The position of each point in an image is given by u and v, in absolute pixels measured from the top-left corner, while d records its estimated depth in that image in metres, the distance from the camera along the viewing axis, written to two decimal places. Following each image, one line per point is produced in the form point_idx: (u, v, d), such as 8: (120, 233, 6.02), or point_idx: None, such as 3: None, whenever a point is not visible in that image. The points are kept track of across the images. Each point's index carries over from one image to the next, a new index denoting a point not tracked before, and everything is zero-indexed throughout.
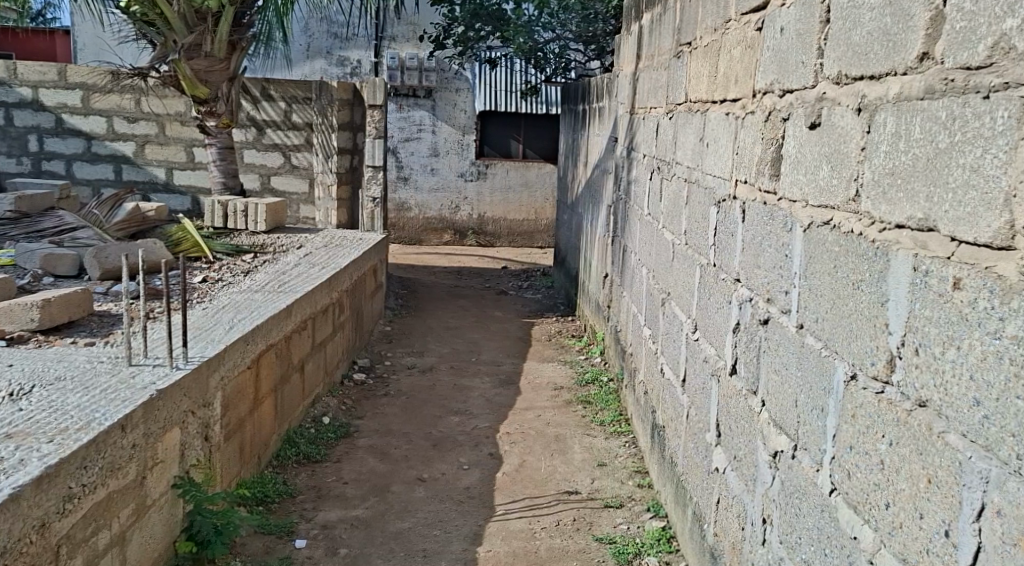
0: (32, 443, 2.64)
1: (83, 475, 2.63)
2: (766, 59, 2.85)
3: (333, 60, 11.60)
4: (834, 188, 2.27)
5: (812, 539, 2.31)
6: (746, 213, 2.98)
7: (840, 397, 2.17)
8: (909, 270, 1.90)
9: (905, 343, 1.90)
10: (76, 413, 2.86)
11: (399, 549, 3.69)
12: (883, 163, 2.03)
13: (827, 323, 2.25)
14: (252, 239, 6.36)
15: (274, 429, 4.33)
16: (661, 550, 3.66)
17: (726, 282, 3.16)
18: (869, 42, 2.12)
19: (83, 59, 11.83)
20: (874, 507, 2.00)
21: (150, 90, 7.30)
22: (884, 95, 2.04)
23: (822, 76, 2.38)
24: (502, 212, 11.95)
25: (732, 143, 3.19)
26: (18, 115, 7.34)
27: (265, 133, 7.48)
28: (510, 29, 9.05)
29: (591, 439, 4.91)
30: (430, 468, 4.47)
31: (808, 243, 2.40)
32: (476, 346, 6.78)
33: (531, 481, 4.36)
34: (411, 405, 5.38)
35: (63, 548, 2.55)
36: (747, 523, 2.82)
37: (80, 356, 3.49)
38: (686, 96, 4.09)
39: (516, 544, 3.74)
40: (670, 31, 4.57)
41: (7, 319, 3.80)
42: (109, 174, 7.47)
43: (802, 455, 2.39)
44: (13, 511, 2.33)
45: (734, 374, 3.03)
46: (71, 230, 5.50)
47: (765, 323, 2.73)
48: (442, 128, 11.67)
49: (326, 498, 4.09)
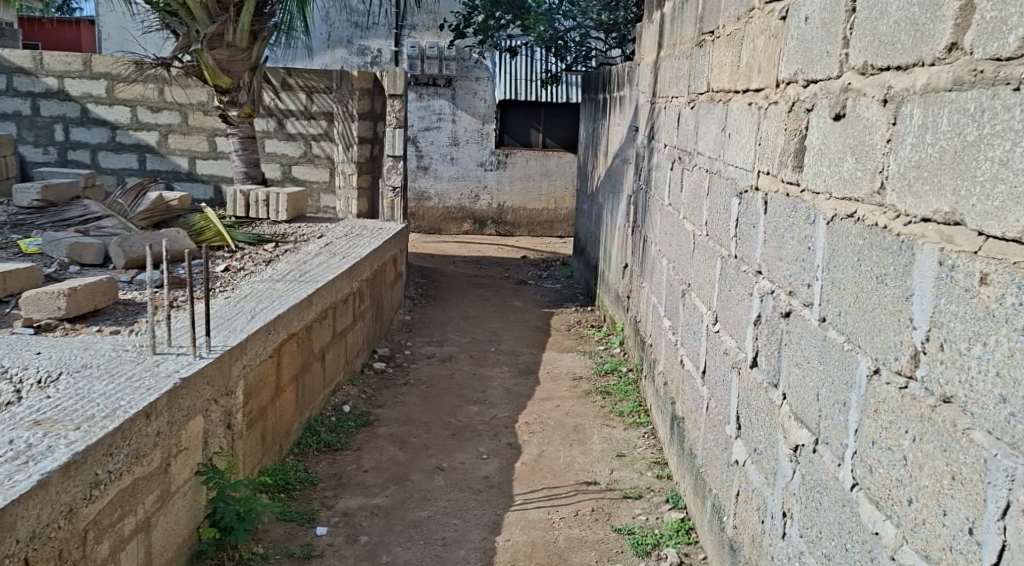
0: (60, 430, 2.67)
1: (110, 462, 2.66)
2: (789, 48, 2.83)
3: (353, 49, 11.65)
4: (858, 180, 2.25)
5: (833, 535, 2.31)
6: (768, 205, 2.97)
7: (863, 392, 2.16)
8: (935, 265, 1.89)
9: (930, 339, 1.89)
10: (103, 401, 2.88)
11: (419, 538, 3.71)
12: (910, 155, 2.02)
13: (850, 316, 2.25)
14: (274, 228, 6.39)
15: (295, 417, 4.35)
16: (680, 542, 3.67)
17: (748, 274, 3.15)
18: (895, 33, 2.10)
19: (107, 49, 11.93)
20: (897, 503, 2.00)
21: (174, 80, 7.32)
22: (911, 86, 2.03)
23: (847, 67, 2.37)
24: (521, 202, 11.93)
25: (754, 133, 3.17)
26: (44, 105, 7.42)
27: (287, 123, 7.53)
28: (530, 17, 9.05)
29: (609, 430, 4.91)
30: (450, 457, 4.49)
31: (831, 236, 2.40)
32: (495, 336, 6.79)
33: (550, 471, 4.37)
34: (430, 394, 5.40)
35: (90, 533, 2.59)
36: (767, 516, 2.82)
37: (105, 345, 3.51)
38: (707, 85, 4.09)
39: (534, 534, 3.75)
40: (691, 20, 4.57)
41: (34, 308, 3.84)
42: (133, 163, 7.50)
43: (823, 449, 2.38)
44: (42, 497, 2.36)
45: (755, 367, 3.03)
46: (96, 219, 5.54)
47: (786, 316, 2.73)
48: (462, 117, 11.68)
49: (346, 486, 4.11)
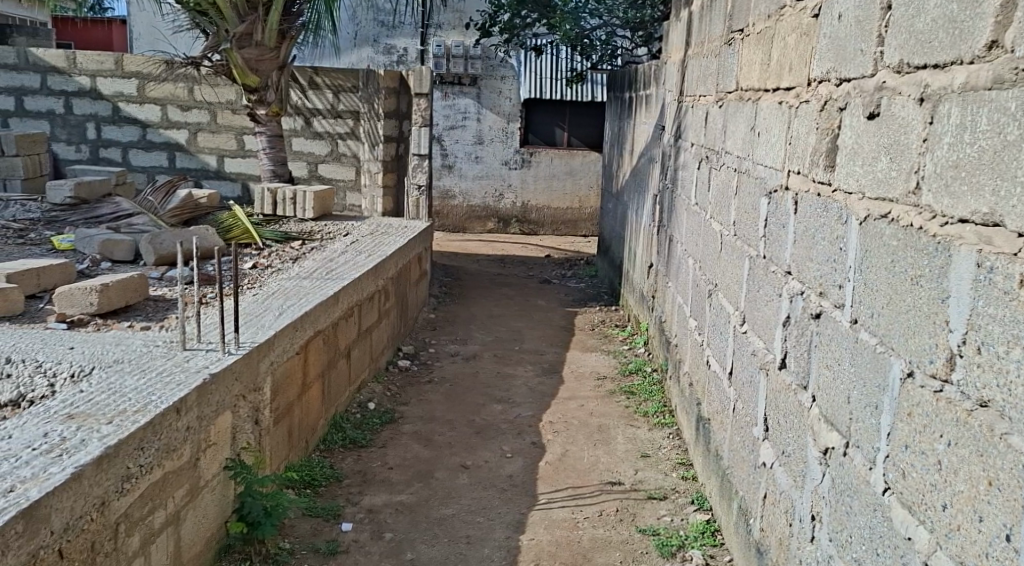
0: (93, 424, 2.69)
1: (141, 456, 2.67)
2: (822, 46, 2.80)
3: (379, 48, 11.69)
4: (893, 180, 2.23)
5: (864, 539, 2.28)
6: (798, 205, 2.95)
7: (896, 395, 2.14)
8: (973, 267, 1.86)
9: (966, 342, 1.86)
10: (135, 396, 2.90)
11: (443, 536, 3.71)
12: (947, 154, 1.99)
13: (883, 318, 2.22)
14: (300, 226, 6.42)
15: (321, 414, 4.37)
16: (705, 544, 3.64)
17: (777, 274, 3.12)
18: (933, 30, 2.07)
19: (138, 49, 12.04)
20: (931, 508, 1.97)
21: (203, 78, 7.37)
22: (949, 85, 2.00)
23: (883, 64, 2.34)
24: (546, 201, 11.91)
25: (785, 132, 3.14)
26: (77, 103, 7.49)
27: (314, 121, 7.56)
28: (556, 16, 9.05)
29: (634, 430, 4.89)
30: (474, 455, 4.49)
31: (864, 236, 2.37)
32: (519, 335, 6.78)
33: (574, 471, 4.36)
34: (454, 392, 5.40)
35: (121, 526, 2.60)
36: (795, 519, 2.80)
37: (136, 340, 3.54)
38: (736, 84, 4.06)
39: (559, 534, 3.74)
40: (720, 18, 4.54)
41: (67, 303, 3.87)
42: (164, 161, 7.56)
43: (854, 452, 2.36)
44: (76, 490, 2.38)
45: (783, 369, 3.01)
46: (127, 217, 5.59)
47: (817, 318, 2.71)
48: (486, 116, 11.67)
49: (371, 482, 4.12)
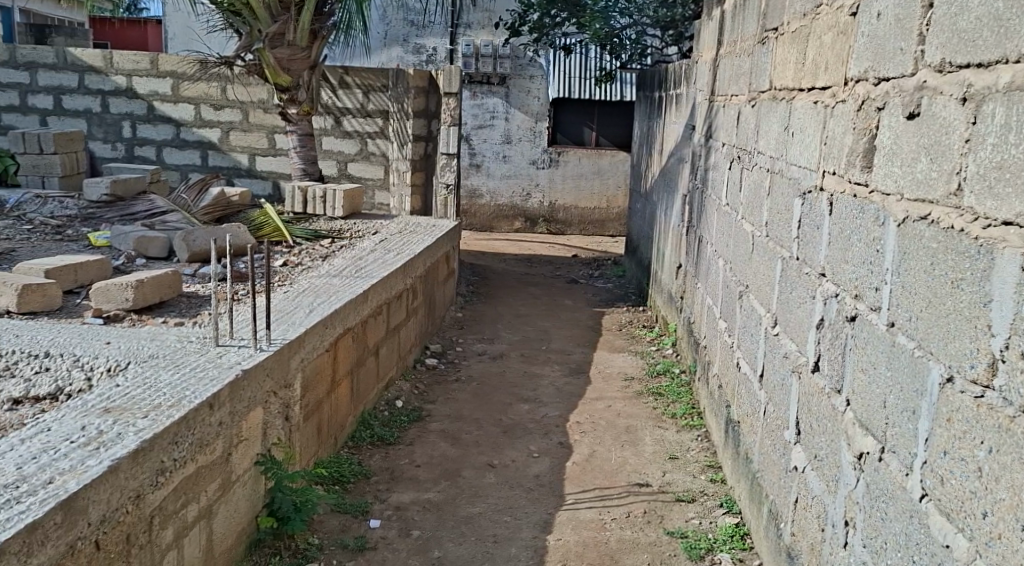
0: (129, 418, 2.71)
1: (175, 450, 2.68)
2: (860, 45, 2.76)
3: (409, 48, 11.64)
4: (933, 181, 2.19)
5: (900, 546, 2.24)
6: (833, 206, 2.91)
7: (935, 400, 2.10)
8: (1017, 271, 1.83)
9: (1010, 346, 1.83)
10: (169, 390, 2.92)
11: (470, 534, 3.70)
12: (991, 155, 1.95)
13: (922, 321, 2.19)
14: (330, 224, 6.44)
15: (350, 412, 4.37)
16: (734, 547, 3.61)
17: (811, 276, 3.09)
18: (977, 29, 2.03)
19: (173, 49, 12.13)
20: (970, 515, 1.93)
21: (236, 77, 7.41)
22: (993, 84, 1.96)
23: (923, 64, 2.30)
24: (573, 201, 11.89)
25: (820, 132, 3.10)
26: (113, 102, 7.56)
27: (344, 120, 7.59)
28: (586, 15, 9.06)
29: (661, 431, 4.86)
30: (501, 454, 4.48)
31: (902, 238, 2.33)
32: (546, 335, 6.77)
33: (601, 472, 4.33)
34: (481, 391, 5.39)
35: (156, 519, 2.61)
36: (828, 525, 2.76)
37: (170, 336, 3.56)
38: (770, 83, 4.02)
39: (586, 534, 3.72)
40: (753, 18, 4.51)
41: (104, 299, 3.91)
42: (197, 159, 7.61)
43: (890, 458, 2.32)
44: (113, 482, 2.39)
45: (816, 371, 2.97)
46: (162, 214, 5.64)
47: (852, 321, 2.67)
48: (515, 115, 11.66)
49: (399, 480, 4.12)
